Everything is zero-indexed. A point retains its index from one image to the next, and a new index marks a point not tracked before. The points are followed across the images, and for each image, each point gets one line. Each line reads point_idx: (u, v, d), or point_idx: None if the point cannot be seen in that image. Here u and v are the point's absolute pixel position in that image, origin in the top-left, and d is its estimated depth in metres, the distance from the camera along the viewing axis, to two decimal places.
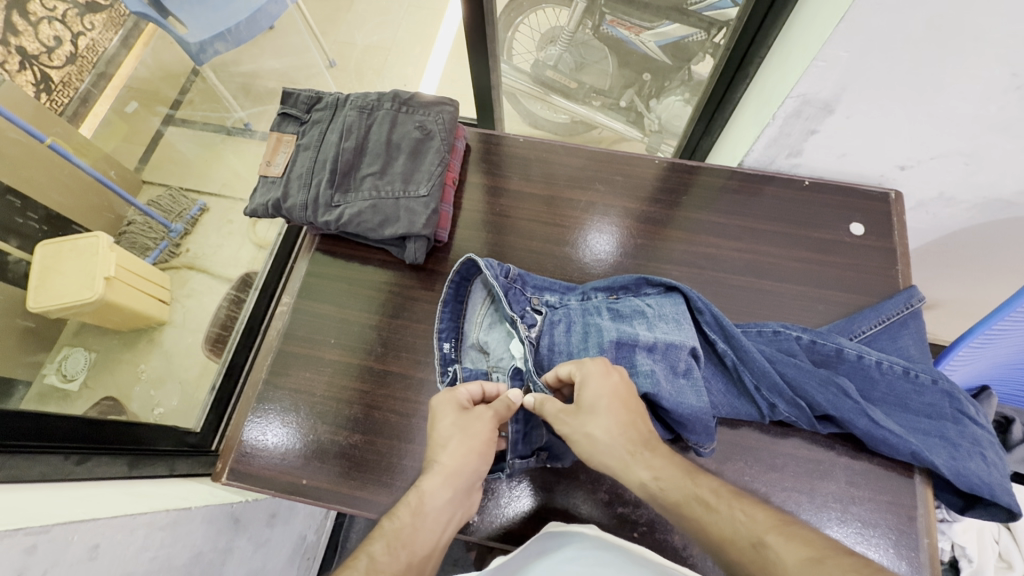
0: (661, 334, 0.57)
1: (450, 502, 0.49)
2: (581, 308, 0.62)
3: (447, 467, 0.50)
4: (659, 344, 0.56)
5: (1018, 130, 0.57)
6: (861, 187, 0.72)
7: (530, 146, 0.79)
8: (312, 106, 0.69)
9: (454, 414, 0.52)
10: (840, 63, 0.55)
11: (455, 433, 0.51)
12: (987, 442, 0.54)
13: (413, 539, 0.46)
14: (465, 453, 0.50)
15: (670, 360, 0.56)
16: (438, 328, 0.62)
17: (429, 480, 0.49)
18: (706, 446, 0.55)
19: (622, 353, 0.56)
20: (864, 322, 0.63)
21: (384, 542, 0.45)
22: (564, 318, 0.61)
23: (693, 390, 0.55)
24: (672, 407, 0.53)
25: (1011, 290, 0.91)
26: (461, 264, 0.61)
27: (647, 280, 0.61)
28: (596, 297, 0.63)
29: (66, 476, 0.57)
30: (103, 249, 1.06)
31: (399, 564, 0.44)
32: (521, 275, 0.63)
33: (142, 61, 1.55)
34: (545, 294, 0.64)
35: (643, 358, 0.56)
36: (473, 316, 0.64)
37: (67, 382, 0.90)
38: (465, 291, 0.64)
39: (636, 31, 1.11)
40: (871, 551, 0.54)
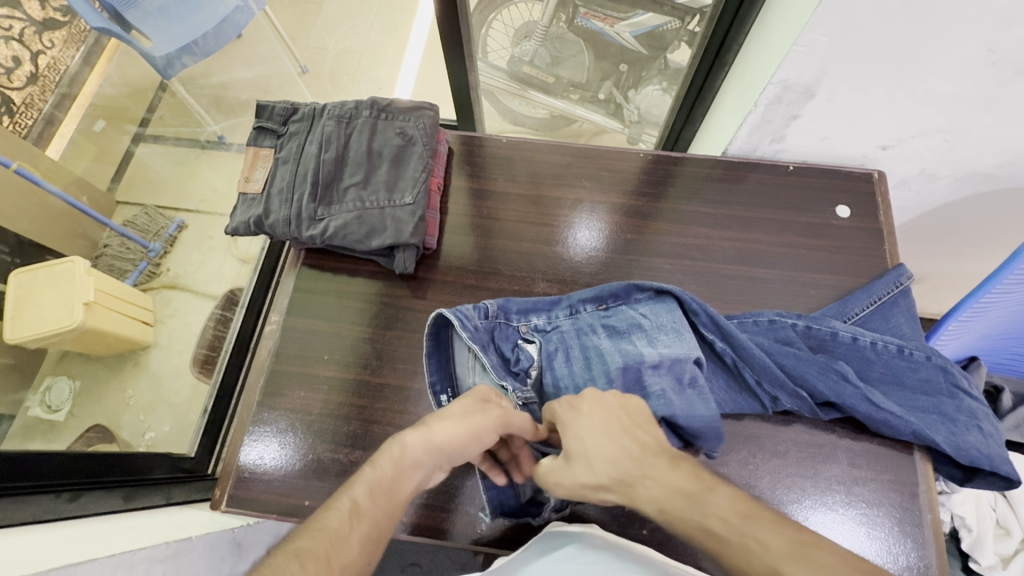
0: (665, 350, 0.57)
1: (425, 468, 0.47)
2: (575, 329, 0.61)
3: (435, 436, 0.47)
4: (664, 360, 0.56)
5: (995, 105, 0.58)
6: (844, 168, 0.73)
7: (512, 146, 0.78)
8: (288, 118, 0.67)
9: (471, 400, 0.51)
10: (819, 47, 0.55)
11: (459, 414, 0.49)
12: (983, 414, 0.55)
13: (393, 489, 0.44)
14: (458, 432, 0.48)
15: (676, 372, 0.56)
16: (431, 382, 0.59)
17: (415, 436, 0.47)
18: (717, 449, 0.55)
19: (628, 377, 0.56)
20: (857, 303, 0.63)
21: (366, 489, 0.43)
22: (560, 346, 0.60)
23: (701, 398, 0.54)
24: (687, 421, 0.53)
25: (992, 260, 0.93)
26: (433, 320, 0.58)
27: (636, 286, 0.61)
28: (586, 311, 0.62)
29: (59, 515, 0.55)
30: (79, 274, 1.01)
31: (377, 511, 0.42)
32: (502, 308, 0.61)
33: (106, 78, 1.51)
34: (532, 318, 0.62)
35: (652, 377, 0.55)
36: (464, 361, 0.60)
37: (52, 414, 0.91)
38: (448, 340, 0.60)
39: (611, 23, 1.12)
40: (877, 531, 0.54)
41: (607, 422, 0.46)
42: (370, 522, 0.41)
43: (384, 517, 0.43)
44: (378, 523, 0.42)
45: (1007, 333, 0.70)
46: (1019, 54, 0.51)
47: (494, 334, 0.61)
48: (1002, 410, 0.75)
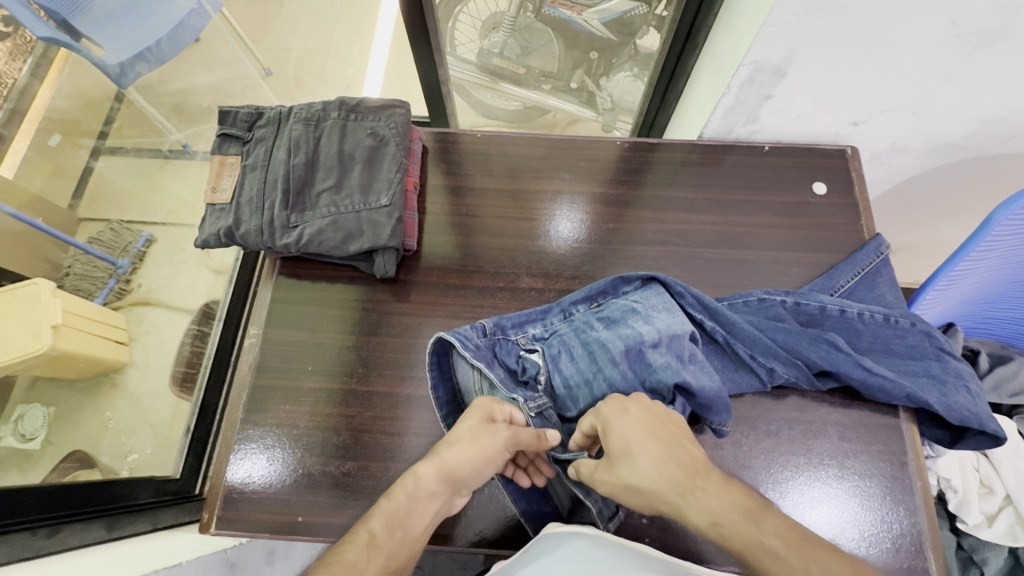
0: (662, 326, 0.57)
1: (440, 496, 0.50)
2: (572, 329, 0.60)
3: (445, 465, 0.50)
4: (663, 337, 0.56)
5: (959, 78, 0.59)
6: (818, 146, 0.73)
7: (486, 140, 0.76)
8: (254, 124, 0.65)
9: (475, 420, 0.52)
10: (789, 26, 0.55)
11: (465, 439, 0.51)
12: (968, 374, 0.57)
13: (408, 518, 0.48)
14: (467, 460, 0.50)
15: (676, 350, 0.56)
16: (439, 412, 0.58)
17: (425, 466, 0.50)
18: (726, 424, 0.55)
19: (632, 359, 0.56)
20: (842, 276, 0.64)
21: (383, 521, 0.47)
22: (562, 347, 0.59)
23: (704, 371, 0.55)
24: (698, 389, 0.53)
25: (962, 228, 0.95)
26: (433, 343, 0.57)
27: (623, 279, 0.61)
28: (578, 311, 0.62)
29: (37, 553, 0.53)
30: (46, 296, 0.97)
31: (393, 543, 0.46)
32: (498, 325, 0.60)
33: (59, 90, 1.43)
34: (528, 328, 0.61)
35: (655, 354, 0.55)
36: (470, 384, 0.59)
37: (27, 442, 0.87)
38: (450, 367, 0.59)
39: (579, 10, 1.10)
40: (870, 501, 0.55)
41: (654, 422, 0.46)
42: (383, 550, 0.46)
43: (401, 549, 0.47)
44: (395, 553, 0.46)
45: (978, 297, 0.71)
46: (982, 25, 0.52)
47: (496, 350, 0.59)
48: (981, 371, 0.76)
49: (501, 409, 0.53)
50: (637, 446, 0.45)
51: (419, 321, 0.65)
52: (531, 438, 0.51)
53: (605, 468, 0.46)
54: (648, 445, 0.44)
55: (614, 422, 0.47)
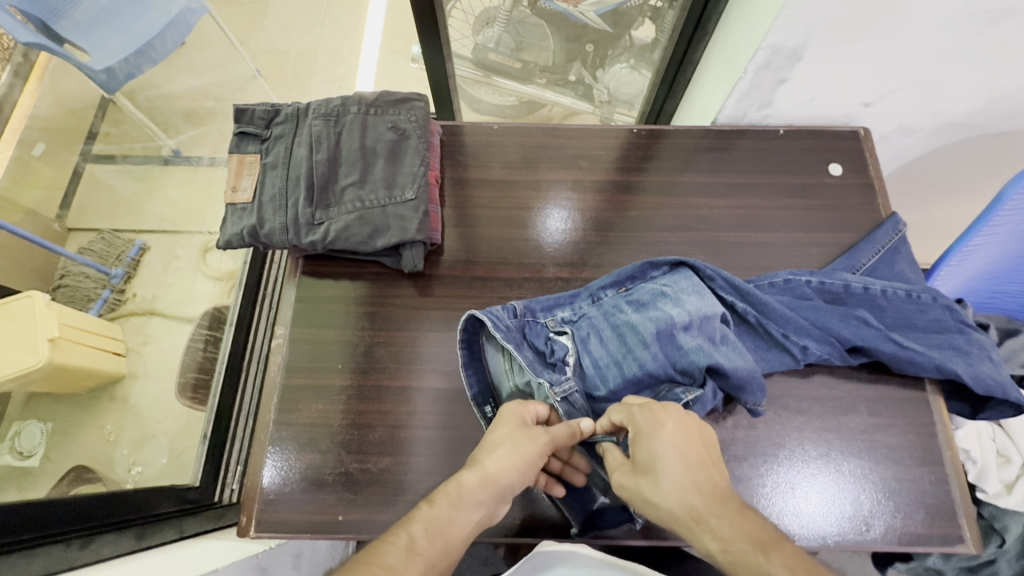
0: (693, 308, 0.57)
1: (483, 505, 0.48)
2: (601, 313, 0.60)
3: (489, 472, 0.49)
4: (694, 319, 0.56)
5: (969, 55, 0.60)
6: (830, 128, 0.74)
7: (501, 132, 0.76)
8: (271, 121, 0.63)
9: (513, 425, 0.51)
10: (809, 8, 0.55)
11: (506, 443, 0.50)
12: (989, 346, 0.58)
13: (448, 524, 0.46)
14: (510, 465, 0.49)
15: (707, 331, 0.57)
16: (471, 396, 0.58)
17: (468, 474, 0.48)
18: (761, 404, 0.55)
19: (664, 340, 0.56)
20: (864, 254, 0.65)
21: (423, 528, 0.45)
22: (591, 329, 0.59)
23: (737, 352, 0.56)
24: (730, 371, 0.53)
25: (962, 206, 0.98)
26: (466, 321, 0.58)
27: (652, 263, 0.61)
28: (607, 297, 0.62)
29: (71, 565, 0.51)
30: (41, 309, 0.93)
31: (434, 551, 0.44)
32: (528, 307, 0.60)
33: (41, 98, 1.31)
34: (556, 312, 0.61)
35: (686, 336, 0.56)
36: (500, 367, 0.59)
37: (25, 459, 0.85)
38: (480, 351, 0.59)
39: (574, 3, 1.06)
40: (902, 472, 0.57)
41: (687, 445, 0.45)
42: (427, 557, 0.43)
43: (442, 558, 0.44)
44: (434, 563, 0.44)
45: (988, 272, 0.73)
46: (994, 3, 0.53)
47: (525, 332, 0.59)
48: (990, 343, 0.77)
49: (533, 410, 0.54)
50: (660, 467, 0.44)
51: (446, 315, 0.64)
52: (566, 432, 0.52)
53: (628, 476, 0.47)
54: (677, 469, 0.44)
55: (646, 436, 0.46)
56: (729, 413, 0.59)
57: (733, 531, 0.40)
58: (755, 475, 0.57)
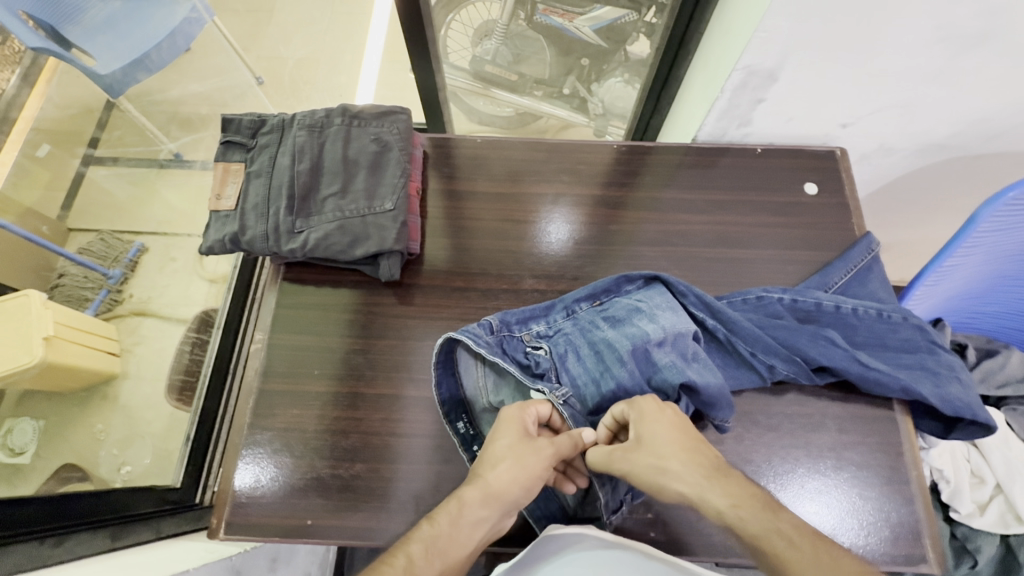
0: (666, 325, 0.58)
1: (485, 521, 0.48)
2: (577, 328, 0.61)
3: (491, 487, 0.48)
4: (666, 336, 0.58)
5: (944, 79, 0.61)
6: (808, 147, 0.75)
7: (486, 145, 0.77)
8: (257, 131, 0.65)
9: (514, 437, 0.51)
10: (781, 31, 0.57)
11: (508, 456, 0.50)
12: (960, 366, 0.59)
13: (449, 541, 0.46)
14: (513, 479, 0.49)
15: (680, 348, 0.58)
16: (443, 410, 0.58)
17: (471, 492, 0.48)
18: (728, 420, 0.56)
19: (638, 358, 0.57)
20: (836, 273, 0.66)
21: (423, 546, 0.45)
22: (568, 346, 0.60)
23: (708, 369, 0.57)
24: (705, 387, 0.54)
25: (946, 227, 0.98)
26: (441, 343, 0.57)
27: (626, 278, 0.63)
28: (582, 309, 0.63)
29: (44, 562, 0.52)
30: (37, 307, 0.95)
31: (432, 571, 0.44)
32: (503, 321, 0.61)
33: (48, 100, 1.41)
34: (532, 326, 0.62)
35: (660, 352, 0.57)
36: (473, 380, 0.60)
37: (17, 457, 0.88)
38: (455, 365, 0.60)
39: (569, 18, 1.12)
40: (868, 491, 0.57)
41: (688, 427, 0.47)
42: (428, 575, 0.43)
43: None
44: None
45: (966, 293, 0.74)
46: (963, 29, 0.55)
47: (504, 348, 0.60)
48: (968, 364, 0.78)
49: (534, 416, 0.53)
50: (663, 441, 0.46)
51: (424, 324, 0.65)
52: (569, 443, 0.52)
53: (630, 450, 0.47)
54: (679, 441, 0.46)
55: (648, 416, 0.48)
56: (700, 429, 0.60)
57: (740, 489, 0.40)
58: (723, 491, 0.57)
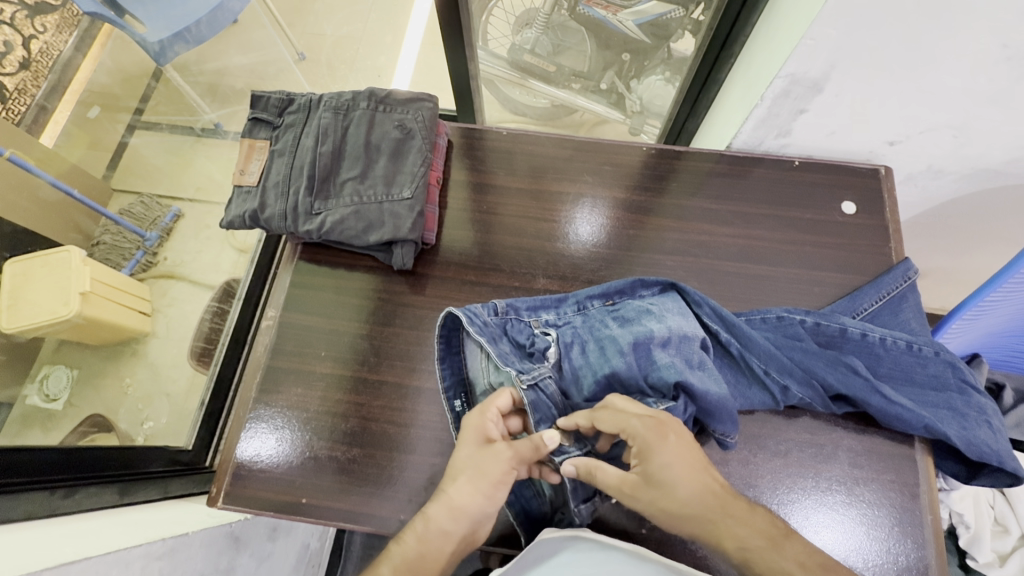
0: (674, 325, 0.57)
1: (453, 535, 0.47)
2: (586, 323, 0.60)
3: (454, 502, 0.47)
4: (673, 337, 0.56)
5: (1006, 102, 0.57)
6: (850, 163, 0.71)
7: (513, 138, 0.76)
8: (284, 110, 0.66)
9: (473, 446, 0.50)
10: (831, 40, 0.53)
11: (466, 470, 0.49)
12: (990, 410, 0.55)
13: (421, 566, 0.45)
14: (473, 491, 0.48)
15: (685, 353, 0.56)
16: (443, 387, 0.58)
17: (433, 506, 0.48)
18: (732, 435, 0.54)
19: (640, 352, 0.56)
20: (866, 298, 0.63)
21: (392, 566, 0.45)
22: (575, 339, 0.59)
23: (711, 378, 0.54)
24: (700, 395, 0.52)
25: (996, 258, 0.92)
26: (444, 316, 0.57)
27: (641, 281, 0.61)
28: (593, 307, 0.62)
29: (53, 512, 0.54)
30: (76, 263, 1.00)
31: None
32: (511, 305, 0.60)
33: (100, 63, 1.47)
34: (541, 314, 0.61)
35: (662, 353, 0.55)
36: (476, 365, 0.58)
37: (51, 402, 0.91)
38: (460, 344, 0.59)
39: (613, 11, 1.08)
40: (877, 531, 0.54)
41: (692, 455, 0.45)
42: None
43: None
44: None
45: (1008, 331, 0.69)
46: None
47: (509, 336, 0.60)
48: (1004, 407, 0.76)
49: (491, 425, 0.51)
50: (676, 474, 0.44)
51: (433, 315, 0.65)
52: (530, 446, 0.50)
53: (639, 486, 0.45)
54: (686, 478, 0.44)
55: (651, 448, 0.45)
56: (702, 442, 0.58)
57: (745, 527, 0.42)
58: None
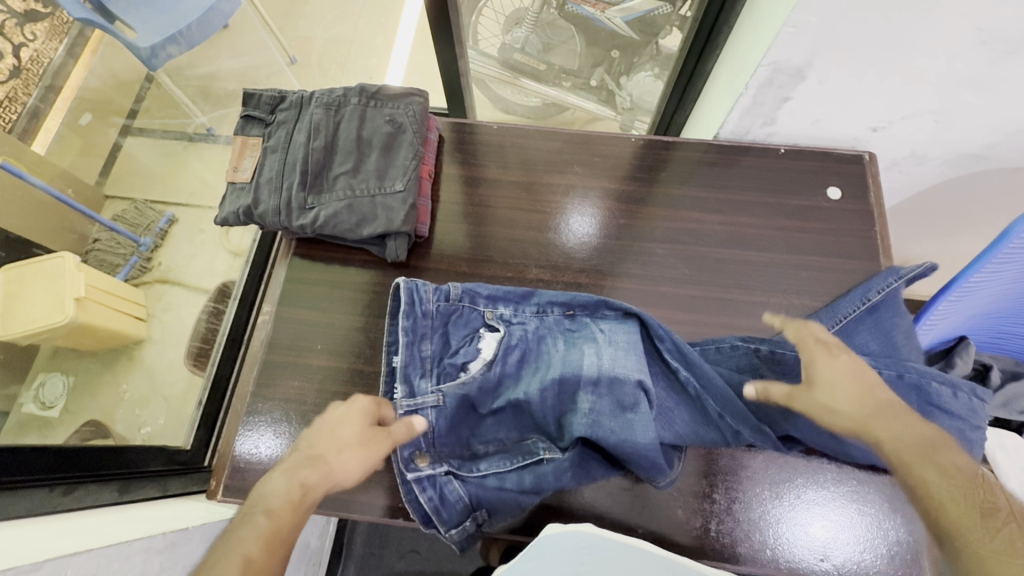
0: (608, 363, 0.56)
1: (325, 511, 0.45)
2: (537, 332, 0.60)
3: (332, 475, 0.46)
4: (604, 377, 0.55)
5: (984, 85, 0.58)
6: (835, 151, 0.73)
7: (504, 132, 0.77)
8: (276, 107, 0.66)
9: (355, 427, 0.50)
10: (811, 27, 0.54)
11: (351, 446, 0.48)
12: (953, 433, 0.54)
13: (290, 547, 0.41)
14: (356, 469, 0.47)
15: (617, 394, 0.54)
16: (387, 341, 0.60)
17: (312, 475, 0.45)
18: (664, 479, 0.55)
19: (562, 392, 0.56)
20: (821, 324, 0.62)
21: (262, 542, 0.40)
22: (520, 345, 0.59)
23: (641, 424, 0.53)
24: (615, 445, 0.53)
25: (981, 242, 0.94)
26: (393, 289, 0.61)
27: (605, 302, 0.59)
28: (552, 313, 0.62)
29: (56, 508, 0.55)
30: (71, 269, 1.01)
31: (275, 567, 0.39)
32: (466, 293, 0.61)
33: (92, 70, 1.48)
34: (500, 307, 0.62)
35: (586, 395, 0.55)
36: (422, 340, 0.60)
37: (47, 410, 0.88)
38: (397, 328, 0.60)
39: (602, 8, 1.09)
40: (866, 507, 0.56)
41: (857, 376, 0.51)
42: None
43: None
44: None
45: (994, 311, 0.70)
46: (1008, 33, 0.52)
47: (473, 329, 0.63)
48: (992, 387, 0.74)
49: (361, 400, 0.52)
50: (837, 381, 0.51)
51: None
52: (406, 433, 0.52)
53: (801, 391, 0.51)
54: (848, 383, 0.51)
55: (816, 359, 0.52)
56: None
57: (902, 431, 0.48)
58: (711, 493, 0.58)
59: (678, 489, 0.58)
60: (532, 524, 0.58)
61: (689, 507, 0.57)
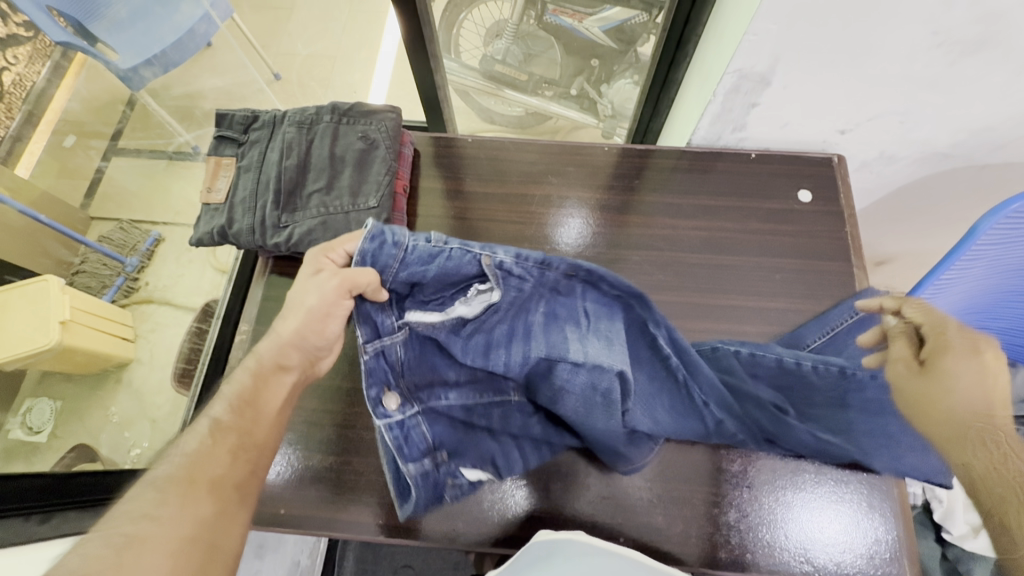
0: (592, 352, 0.48)
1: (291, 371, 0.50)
2: (525, 290, 0.50)
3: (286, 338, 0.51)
4: (586, 364, 0.48)
5: (943, 86, 0.60)
6: (805, 153, 0.74)
7: (480, 145, 0.78)
8: (249, 126, 0.67)
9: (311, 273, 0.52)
10: (771, 34, 0.55)
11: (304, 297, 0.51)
12: None
13: (254, 399, 0.47)
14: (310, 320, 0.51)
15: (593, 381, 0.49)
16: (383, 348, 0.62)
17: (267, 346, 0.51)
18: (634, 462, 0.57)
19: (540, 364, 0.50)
20: (810, 334, 0.64)
21: (227, 405, 0.46)
22: (506, 302, 0.50)
23: (606, 412, 0.51)
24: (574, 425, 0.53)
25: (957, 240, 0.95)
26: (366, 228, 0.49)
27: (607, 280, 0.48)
28: (545, 273, 0.49)
29: (28, 538, 0.53)
30: (55, 293, 0.97)
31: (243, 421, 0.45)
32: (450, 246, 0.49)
33: (75, 92, 1.48)
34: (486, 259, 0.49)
35: (562, 373, 0.49)
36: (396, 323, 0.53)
37: (34, 435, 0.91)
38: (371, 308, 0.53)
39: (580, 18, 1.12)
40: (846, 505, 0.57)
41: (986, 395, 0.46)
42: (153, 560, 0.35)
43: (179, 518, 0.37)
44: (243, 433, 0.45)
45: (968, 308, 0.70)
46: (962, 34, 0.53)
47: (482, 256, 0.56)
48: None
49: (293, 355, 0.51)
50: (965, 387, 0.47)
51: None
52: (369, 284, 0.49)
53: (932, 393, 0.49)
54: (967, 381, 0.47)
55: (954, 352, 0.50)
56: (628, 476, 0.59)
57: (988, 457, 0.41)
58: (695, 496, 0.58)
59: (660, 496, 0.58)
60: (518, 537, 0.57)
61: (670, 513, 0.57)
